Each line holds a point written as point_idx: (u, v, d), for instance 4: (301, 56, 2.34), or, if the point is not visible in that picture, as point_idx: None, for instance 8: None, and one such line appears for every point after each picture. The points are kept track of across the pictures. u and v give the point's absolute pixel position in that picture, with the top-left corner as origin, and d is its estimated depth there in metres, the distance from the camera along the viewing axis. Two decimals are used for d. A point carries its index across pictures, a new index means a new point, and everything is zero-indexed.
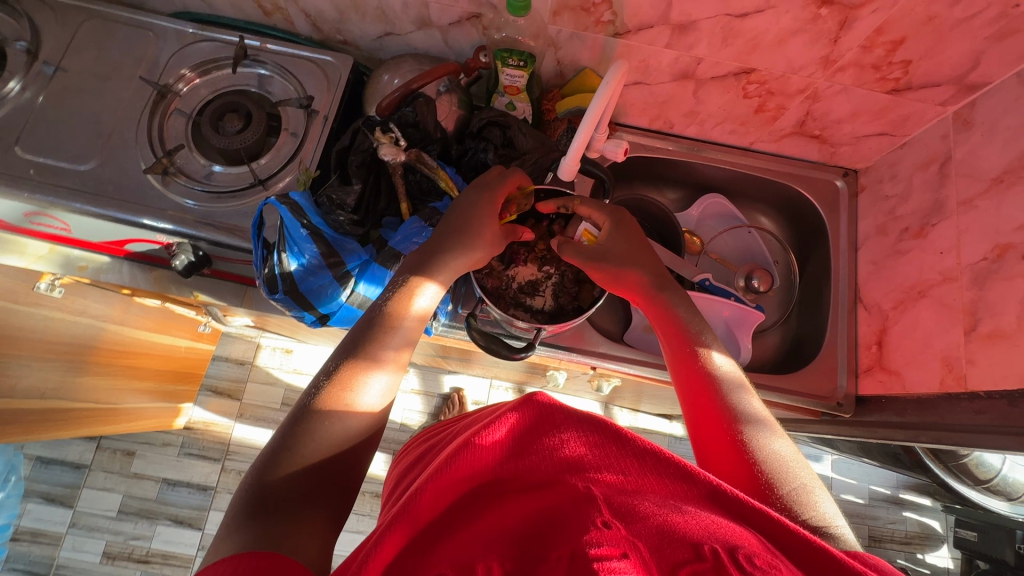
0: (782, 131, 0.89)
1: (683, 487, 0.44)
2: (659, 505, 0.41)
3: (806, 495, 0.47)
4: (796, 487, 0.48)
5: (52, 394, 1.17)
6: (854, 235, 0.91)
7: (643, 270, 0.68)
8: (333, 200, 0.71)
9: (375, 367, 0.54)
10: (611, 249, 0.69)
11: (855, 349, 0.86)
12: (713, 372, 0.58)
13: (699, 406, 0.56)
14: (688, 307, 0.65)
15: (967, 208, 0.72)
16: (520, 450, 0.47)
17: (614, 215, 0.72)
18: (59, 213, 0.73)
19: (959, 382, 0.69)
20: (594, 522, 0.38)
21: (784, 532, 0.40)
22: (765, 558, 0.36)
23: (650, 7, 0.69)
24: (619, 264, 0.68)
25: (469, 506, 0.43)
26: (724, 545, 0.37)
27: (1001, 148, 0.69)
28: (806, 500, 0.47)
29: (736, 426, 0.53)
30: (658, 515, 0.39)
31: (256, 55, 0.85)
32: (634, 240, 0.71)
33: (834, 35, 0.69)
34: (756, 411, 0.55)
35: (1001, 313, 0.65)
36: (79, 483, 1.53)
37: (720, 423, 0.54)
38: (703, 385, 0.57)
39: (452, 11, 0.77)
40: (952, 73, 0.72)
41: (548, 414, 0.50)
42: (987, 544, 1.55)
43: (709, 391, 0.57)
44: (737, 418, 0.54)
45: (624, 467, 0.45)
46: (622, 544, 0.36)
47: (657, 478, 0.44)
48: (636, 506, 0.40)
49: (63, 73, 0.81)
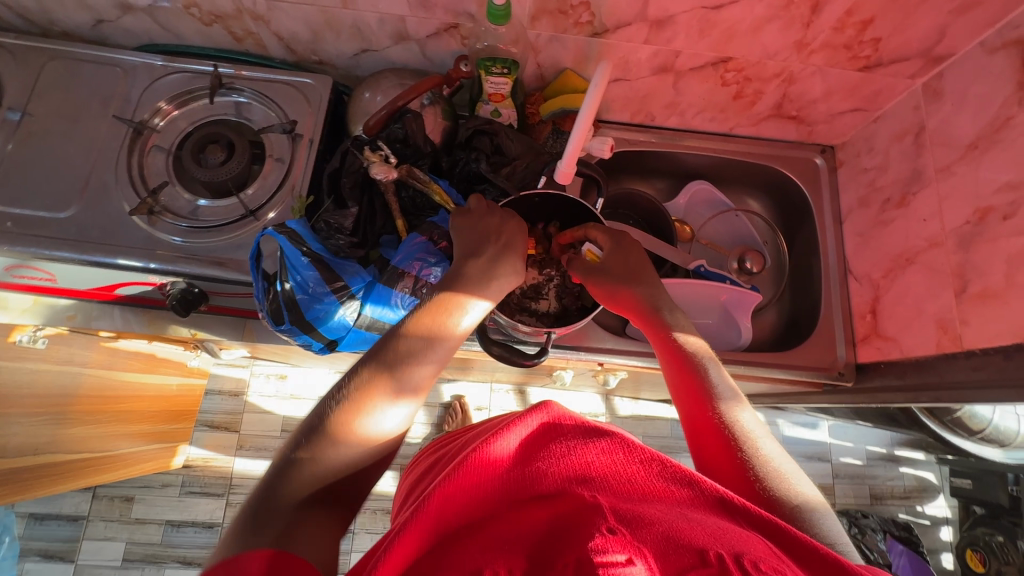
0: (761, 114, 0.91)
1: (688, 491, 0.44)
2: (665, 513, 0.41)
3: (812, 513, 0.47)
4: (799, 503, 0.47)
5: (45, 448, 1.13)
6: (837, 210, 0.94)
7: (641, 290, 0.68)
8: (331, 224, 0.71)
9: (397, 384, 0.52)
10: (610, 269, 0.70)
11: (850, 319, 0.89)
12: (712, 382, 0.57)
13: (700, 420, 0.55)
14: (687, 326, 0.65)
15: (945, 174, 0.75)
16: (532, 458, 0.48)
17: (616, 238, 0.71)
18: (42, 264, 0.71)
19: (955, 341, 0.71)
20: (600, 529, 0.37)
21: (782, 533, 0.40)
22: (764, 556, 0.37)
23: (627, 5, 0.70)
24: (621, 282, 0.68)
25: (480, 515, 0.43)
26: (729, 551, 0.36)
27: (973, 114, 0.72)
28: (813, 518, 0.46)
29: (738, 439, 0.52)
30: (665, 521, 0.39)
31: (231, 83, 0.83)
32: (637, 253, 0.71)
33: (807, 19, 0.71)
34: (755, 425, 0.54)
35: (988, 273, 0.67)
36: (78, 535, 1.49)
37: (720, 433, 0.53)
38: (700, 395, 0.57)
39: (429, 23, 0.76)
40: (919, 47, 0.74)
41: (557, 424, 0.52)
42: (982, 489, 1.62)
43: (707, 403, 0.56)
44: (736, 429, 0.53)
45: (633, 478, 0.45)
46: (628, 550, 0.36)
47: (663, 484, 0.44)
48: (643, 513, 0.40)
49: (30, 118, 0.78)
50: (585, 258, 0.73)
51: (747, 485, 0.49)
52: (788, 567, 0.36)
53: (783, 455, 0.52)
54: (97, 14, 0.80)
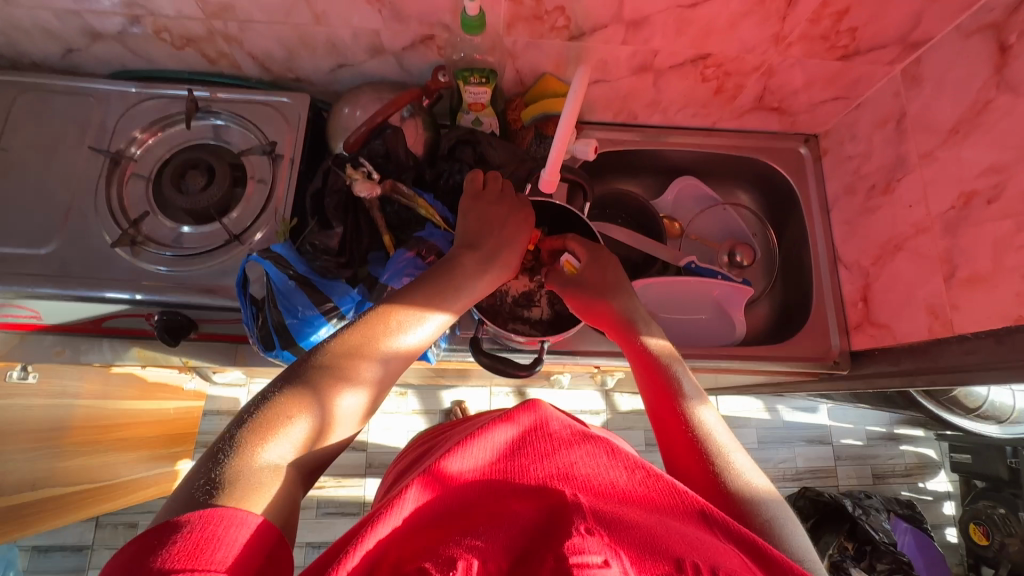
0: (743, 108, 0.91)
1: (670, 499, 0.43)
2: (644, 517, 0.40)
3: (781, 530, 0.46)
4: (770, 519, 0.46)
5: (43, 482, 1.11)
6: (824, 198, 0.95)
7: (614, 300, 0.67)
8: (318, 245, 0.70)
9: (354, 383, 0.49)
10: (585, 280, 0.70)
11: (843, 308, 0.89)
12: (683, 395, 0.56)
13: (670, 433, 0.54)
14: (658, 337, 0.64)
15: (928, 160, 0.75)
16: (515, 456, 0.47)
17: (593, 249, 0.72)
18: (26, 301, 0.70)
19: (946, 327, 0.71)
20: (578, 528, 0.36)
21: (761, 554, 0.38)
22: (738, 569, 0.36)
23: (602, 7, 0.70)
24: (596, 292, 0.68)
25: (452, 513, 0.41)
26: (706, 562, 0.35)
27: (952, 99, 0.72)
28: (782, 535, 0.45)
29: (707, 453, 0.51)
30: (643, 525, 0.38)
31: (208, 106, 0.81)
32: (616, 269, 0.70)
33: (782, 13, 0.71)
34: (725, 440, 0.53)
35: (976, 257, 0.67)
36: (84, 565, 1.48)
37: (691, 447, 0.52)
38: (672, 405, 0.56)
39: (404, 36, 0.75)
40: (896, 34, 0.74)
41: (544, 423, 0.52)
42: (982, 463, 1.62)
43: (676, 414, 0.55)
44: (706, 442, 0.52)
45: (617, 483, 0.44)
46: (609, 547, 0.35)
47: (645, 490, 0.44)
48: (623, 515, 0.39)
49: (4, 153, 0.77)
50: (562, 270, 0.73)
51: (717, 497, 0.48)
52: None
53: (755, 470, 0.51)
54: (66, 44, 0.78)
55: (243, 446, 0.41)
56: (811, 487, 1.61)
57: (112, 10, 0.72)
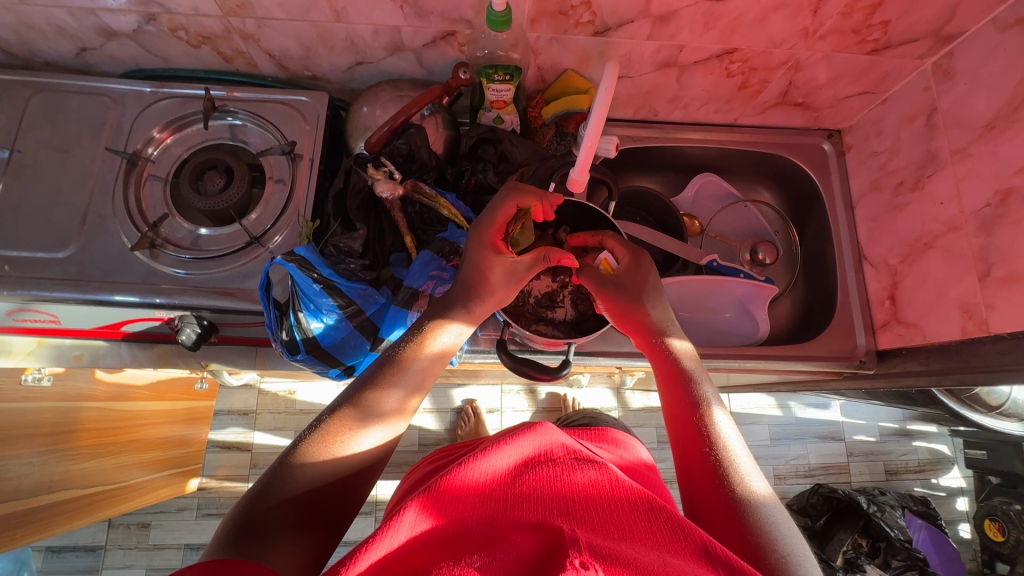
0: (766, 103, 0.90)
1: (672, 536, 0.40)
2: (642, 554, 0.36)
3: (797, 566, 0.42)
4: (788, 555, 0.43)
5: (58, 486, 1.10)
6: (848, 195, 0.93)
7: (646, 308, 0.64)
8: (341, 248, 0.69)
9: (367, 411, 0.49)
10: (623, 281, 0.66)
11: (868, 306, 0.88)
12: (706, 412, 0.53)
13: (690, 450, 0.52)
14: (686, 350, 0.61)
15: (961, 156, 0.73)
16: (515, 484, 0.44)
17: (635, 253, 0.68)
18: (44, 306, 0.70)
19: (980, 326, 0.70)
20: (570, 564, 0.33)
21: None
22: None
23: (629, 2, 0.68)
24: (630, 295, 0.65)
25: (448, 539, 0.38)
26: None
27: (988, 93, 0.70)
28: (798, 572, 0.42)
29: (727, 475, 0.48)
30: (641, 561, 0.35)
31: (224, 105, 0.80)
32: (654, 275, 0.67)
33: (814, 6, 0.69)
34: (746, 465, 0.50)
35: (1013, 256, 0.66)
36: (97, 565, 1.48)
37: (709, 468, 0.49)
38: (691, 423, 0.53)
39: (425, 32, 0.74)
40: (929, 27, 0.72)
41: (547, 452, 0.50)
42: (997, 460, 1.61)
43: (695, 432, 0.52)
44: (725, 462, 0.49)
45: (615, 515, 0.41)
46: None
47: (645, 525, 0.41)
48: (619, 551, 0.35)
49: (19, 154, 0.75)
50: (597, 267, 0.71)
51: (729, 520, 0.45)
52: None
53: (778, 502, 0.48)
54: (80, 43, 0.77)
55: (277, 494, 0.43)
56: (825, 484, 1.60)
57: (127, 8, 0.70)
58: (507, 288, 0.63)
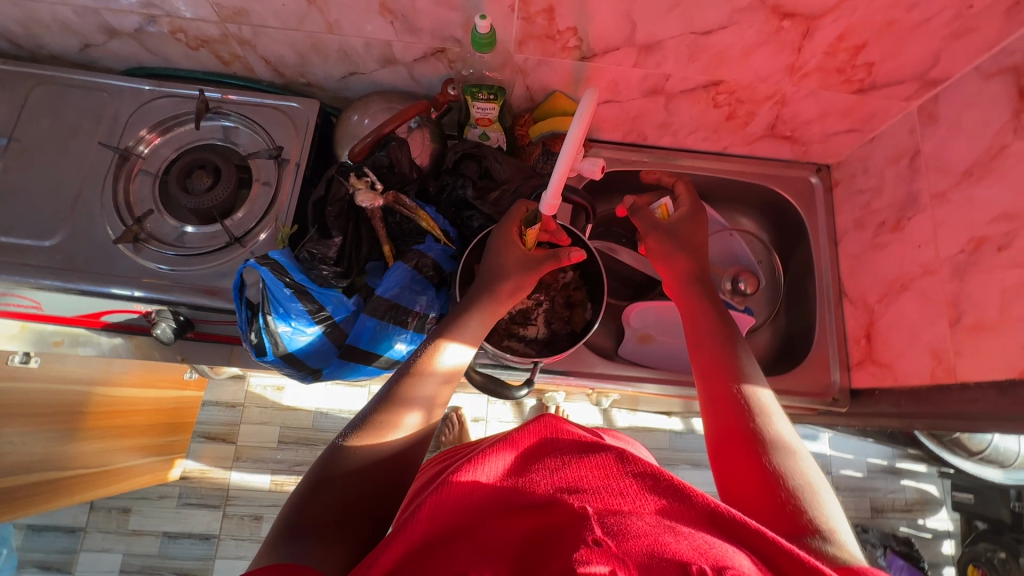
0: (754, 134, 0.90)
1: (679, 507, 0.40)
2: (653, 525, 0.38)
3: (811, 494, 0.46)
4: (803, 483, 0.47)
5: (39, 465, 1.13)
6: (833, 230, 0.93)
7: (692, 258, 0.69)
8: (314, 254, 0.70)
9: (392, 423, 0.53)
10: (678, 229, 0.71)
11: (845, 343, 0.88)
12: (736, 366, 0.58)
13: (717, 389, 0.56)
14: (718, 302, 0.65)
15: (940, 201, 0.73)
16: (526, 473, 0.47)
17: (694, 202, 0.75)
18: (27, 291, 0.72)
19: (949, 373, 0.70)
20: (584, 540, 0.36)
21: (775, 543, 0.36)
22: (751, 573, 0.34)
23: (615, 30, 0.69)
24: (682, 241, 0.70)
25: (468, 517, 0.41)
26: (713, 565, 0.33)
27: (968, 140, 0.70)
28: (812, 499, 0.45)
29: (750, 417, 0.53)
30: (648, 533, 0.37)
31: (218, 107, 0.82)
32: (705, 232, 0.72)
33: (798, 44, 0.70)
34: (765, 408, 0.54)
35: (983, 305, 0.66)
36: (76, 547, 1.50)
37: (733, 406, 0.54)
38: (722, 369, 0.58)
39: (416, 48, 0.75)
40: (914, 71, 0.73)
41: (550, 441, 0.52)
42: (984, 505, 1.58)
43: (725, 379, 0.57)
44: (749, 407, 0.54)
45: (624, 494, 0.42)
46: (611, 564, 0.34)
47: (654, 499, 0.41)
48: (629, 525, 0.37)
49: (16, 143, 0.78)
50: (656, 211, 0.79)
51: (772, 499, 0.46)
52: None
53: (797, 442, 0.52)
54: (83, 39, 0.79)
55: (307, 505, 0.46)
56: None
57: (129, 9, 0.73)
58: (524, 275, 0.68)
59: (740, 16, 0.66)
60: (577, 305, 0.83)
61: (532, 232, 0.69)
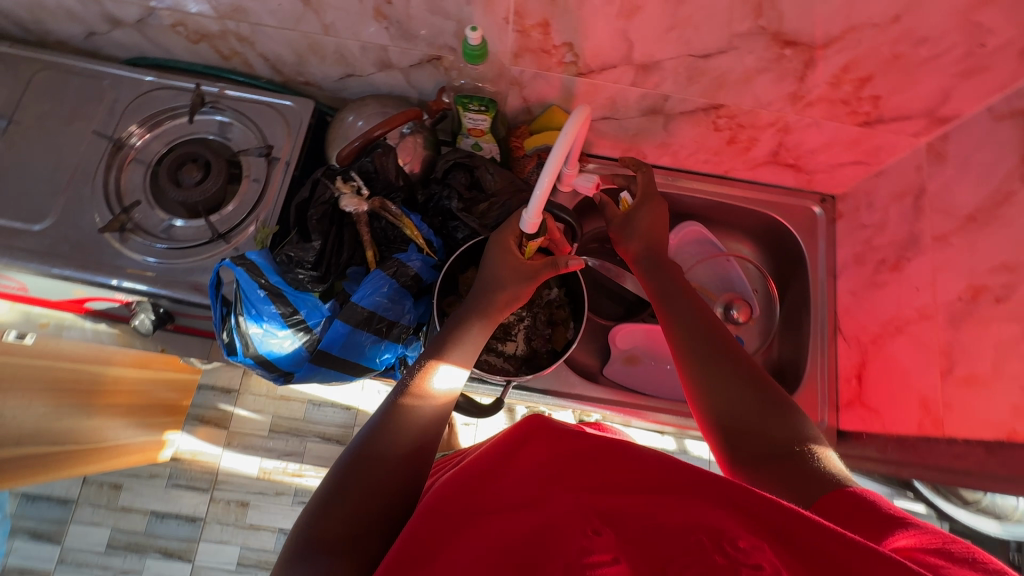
0: (757, 160, 0.87)
1: (662, 476, 0.40)
2: (646, 499, 0.38)
3: (792, 420, 0.52)
4: (782, 418, 0.52)
5: (31, 439, 1.05)
6: (832, 264, 0.90)
7: (644, 240, 0.75)
8: (292, 258, 0.70)
9: (400, 418, 0.55)
10: (635, 216, 0.77)
11: (836, 382, 0.85)
12: (707, 326, 0.62)
13: (693, 353, 0.60)
14: (677, 274, 0.70)
15: (942, 244, 0.70)
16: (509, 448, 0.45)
17: (646, 183, 0.80)
18: (13, 274, 0.73)
19: (937, 425, 0.67)
20: (585, 532, 0.36)
21: (773, 503, 0.36)
22: (749, 541, 0.34)
23: (611, 48, 0.68)
24: (641, 219, 0.76)
25: (470, 505, 0.40)
26: (712, 535, 0.35)
27: (975, 184, 0.66)
28: (791, 430, 0.51)
29: (731, 373, 0.57)
30: (645, 512, 0.37)
31: (215, 102, 0.83)
32: (661, 210, 0.78)
33: (801, 73, 0.67)
34: (740, 357, 0.58)
35: (977, 357, 0.63)
36: (66, 518, 1.52)
37: (715, 368, 0.57)
38: (694, 333, 0.62)
39: (411, 54, 0.75)
40: (923, 107, 0.70)
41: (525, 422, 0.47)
42: None
43: (698, 341, 0.61)
44: (729, 363, 0.58)
45: (613, 471, 0.41)
46: (616, 552, 0.34)
47: (637, 472, 0.40)
48: (626, 505, 0.38)
49: (15, 125, 0.79)
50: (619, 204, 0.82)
51: (781, 477, 0.47)
52: (776, 550, 0.34)
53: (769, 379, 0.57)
54: (88, 27, 0.80)
55: (320, 522, 0.46)
56: None
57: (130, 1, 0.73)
58: (520, 286, 0.68)
59: (740, 41, 0.64)
60: (559, 324, 0.82)
61: (531, 245, 0.69)
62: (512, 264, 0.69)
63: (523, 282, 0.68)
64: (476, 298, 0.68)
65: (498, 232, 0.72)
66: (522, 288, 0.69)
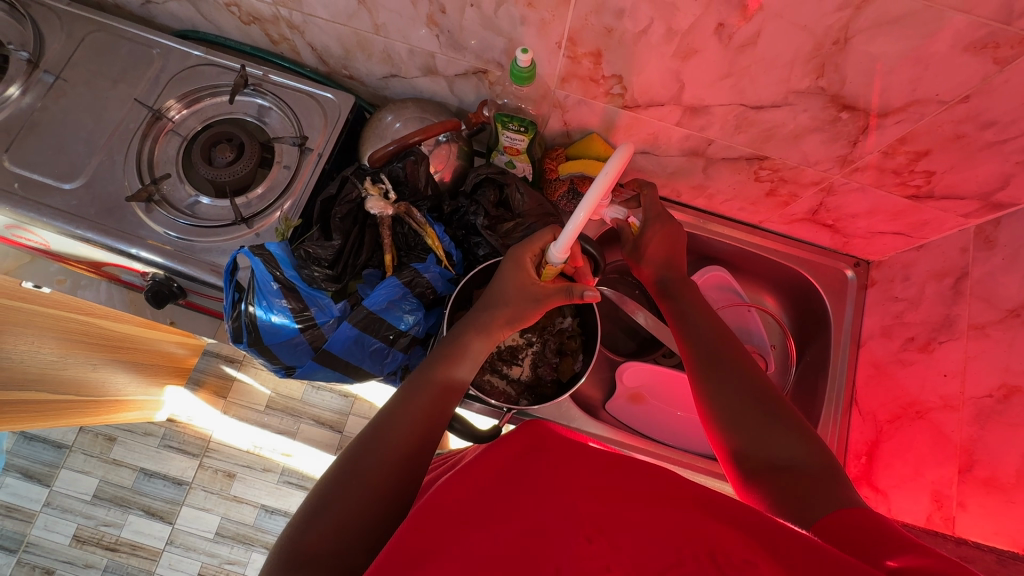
0: (794, 215, 0.85)
1: (657, 491, 0.38)
2: (643, 509, 0.36)
3: (801, 446, 0.50)
4: (793, 441, 0.51)
5: (33, 384, 1.03)
6: (858, 332, 0.87)
7: (655, 266, 0.76)
8: (310, 255, 0.69)
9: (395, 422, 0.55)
10: (644, 241, 0.77)
11: (844, 454, 0.82)
12: (718, 352, 0.61)
13: (705, 379, 0.60)
14: (690, 300, 0.70)
15: (978, 334, 0.67)
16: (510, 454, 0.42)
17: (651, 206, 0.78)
18: (37, 228, 0.74)
19: (947, 522, 0.64)
20: (577, 539, 0.34)
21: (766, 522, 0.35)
22: (742, 556, 0.32)
23: (662, 87, 0.66)
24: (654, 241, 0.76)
25: (462, 506, 0.36)
26: (704, 547, 0.33)
27: (1021, 278, 0.63)
28: (798, 457, 0.50)
29: (742, 399, 0.56)
30: (637, 521, 0.35)
31: (257, 84, 0.82)
32: (673, 232, 0.77)
33: (854, 138, 0.65)
34: (754, 381, 0.57)
35: (1001, 461, 0.60)
36: (59, 462, 1.54)
37: (725, 396, 0.57)
38: (707, 359, 0.61)
39: (458, 64, 0.74)
40: (978, 190, 0.67)
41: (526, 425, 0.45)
42: None
43: (712, 367, 0.60)
44: (741, 390, 0.56)
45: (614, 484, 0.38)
46: (609, 559, 0.33)
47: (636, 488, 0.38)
48: (622, 513, 0.35)
49: (63, 82, 0.80)
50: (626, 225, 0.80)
51: (785, 501, 0.47)
52: (771, 564, 0.32)
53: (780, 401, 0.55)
54: None
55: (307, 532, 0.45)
56: None
57: None
58: (524, 306, 0.66)
59: (795, 98, 0.62)
60: (567, 354, 0.79)
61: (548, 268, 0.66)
62: (520, 282, 0.66)
63: (530, 304, 0.66)
64: (479, 313, 0.66)
65: (513, 249, 0.70)
66: (530, 311, 0.66)
